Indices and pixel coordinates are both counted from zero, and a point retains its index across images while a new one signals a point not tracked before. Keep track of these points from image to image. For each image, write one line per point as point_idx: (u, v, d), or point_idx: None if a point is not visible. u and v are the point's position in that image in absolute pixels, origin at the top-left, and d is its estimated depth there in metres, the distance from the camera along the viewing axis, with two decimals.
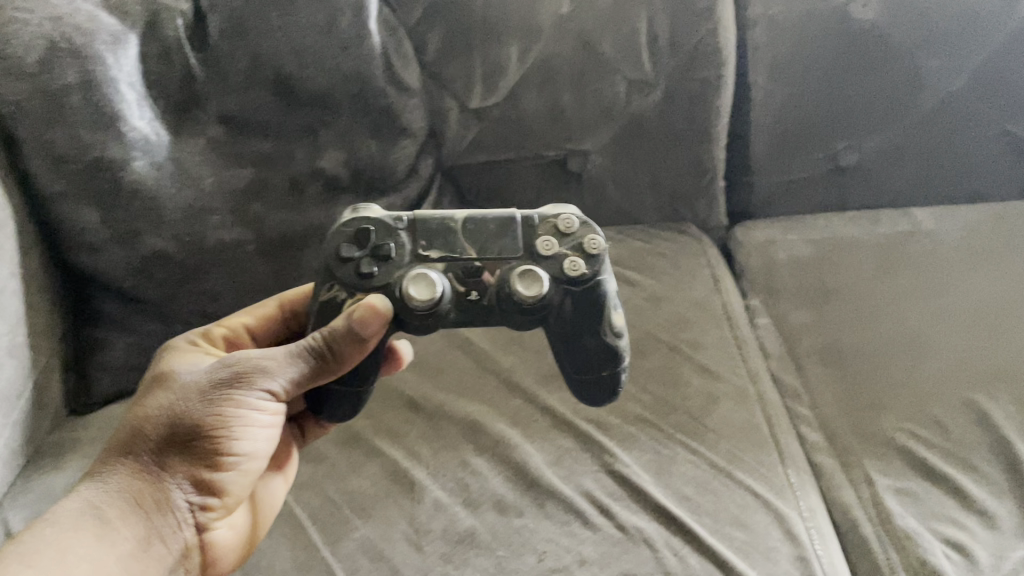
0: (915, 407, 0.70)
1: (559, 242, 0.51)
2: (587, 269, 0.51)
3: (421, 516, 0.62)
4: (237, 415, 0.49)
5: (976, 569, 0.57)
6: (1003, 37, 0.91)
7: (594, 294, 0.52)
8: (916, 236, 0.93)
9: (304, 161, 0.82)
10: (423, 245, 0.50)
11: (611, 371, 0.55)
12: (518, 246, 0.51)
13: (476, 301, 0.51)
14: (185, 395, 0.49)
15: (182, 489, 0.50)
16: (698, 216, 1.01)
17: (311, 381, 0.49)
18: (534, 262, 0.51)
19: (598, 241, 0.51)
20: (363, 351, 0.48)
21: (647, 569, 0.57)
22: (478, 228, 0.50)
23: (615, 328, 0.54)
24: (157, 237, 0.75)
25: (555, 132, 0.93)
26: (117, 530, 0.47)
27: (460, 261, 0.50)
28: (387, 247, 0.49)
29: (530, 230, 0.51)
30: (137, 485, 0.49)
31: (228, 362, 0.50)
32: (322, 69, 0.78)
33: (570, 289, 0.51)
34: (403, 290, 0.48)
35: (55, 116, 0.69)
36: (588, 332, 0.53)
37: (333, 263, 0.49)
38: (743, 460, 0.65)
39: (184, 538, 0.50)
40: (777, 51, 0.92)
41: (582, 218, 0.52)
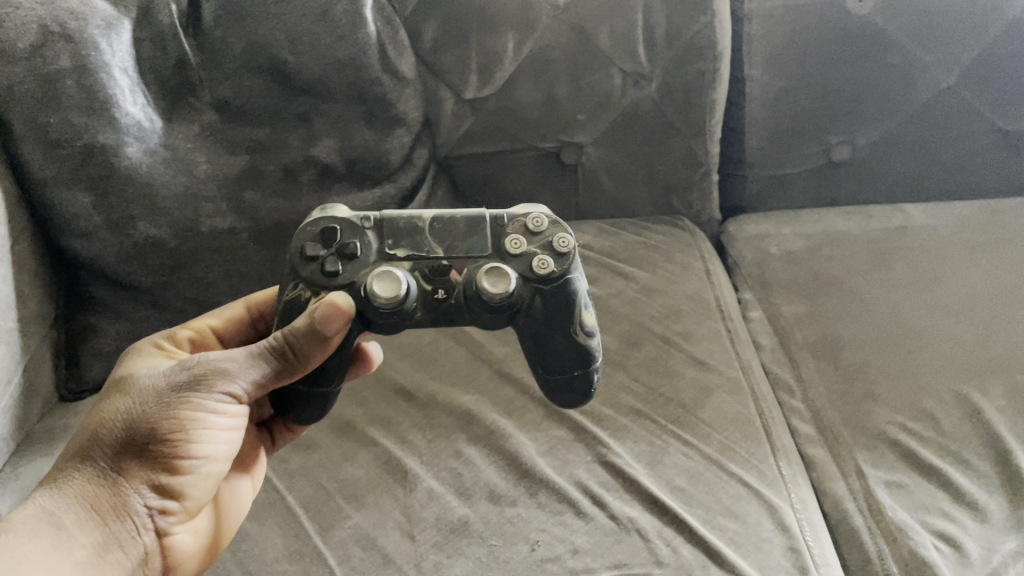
0: (907, 400, 0.70)
1: (529, 241, 0.49)
2: (556, 268, 0.49)
3: (414, 505, 0.62)
4: (197, 417, 0.47)
5: (966, 561, 0.57)
6: (998, 33, 0.91)
7: (564, 293, 0.50)
8: (909, 231, 0.93)
9: (298, 149, 0.81)
10: (389, 244, 0.48)
11: (583, 372, 0.53)
12: (487, 245, 0.49)
13: (442, 301, 0.49)
14: (142, 397, 0.47)
15: (141, 495, 0.46)
16: (691, 209, 1.00)
17: (274, 381, 0.48)
18: (503, 261, 0.49)
19: (568, 240, 0.49)
20: (326, 348, 0.47)
21: (639, 559, 0.57)
22: (446, 226, 0.49)
23: (585, 327, 0.52)
24: (151, 224, 0.75)
25: (551, 124, 0.93)
26: (73, 537, 0.44)
27: (428, 259, 0.49)
28: (353, 245, 0.48)
29: (500, 230, 0.49)
30: (92, 492, 0.45)
31: (186, 364, 0.47)
32: (317, 56, 0.79)
33: (539, 288, 0.50)
34: (368, 288, 0.47)
35: (47, 100, 0.69)
36: (557, 331, 0.51)
37: (297, 262, 0.48)
38: (735, 451, 0.66)
39: (141, 550, 0.47)
40: (770, 45, 0.92)
41: (553, 217, 0.50)
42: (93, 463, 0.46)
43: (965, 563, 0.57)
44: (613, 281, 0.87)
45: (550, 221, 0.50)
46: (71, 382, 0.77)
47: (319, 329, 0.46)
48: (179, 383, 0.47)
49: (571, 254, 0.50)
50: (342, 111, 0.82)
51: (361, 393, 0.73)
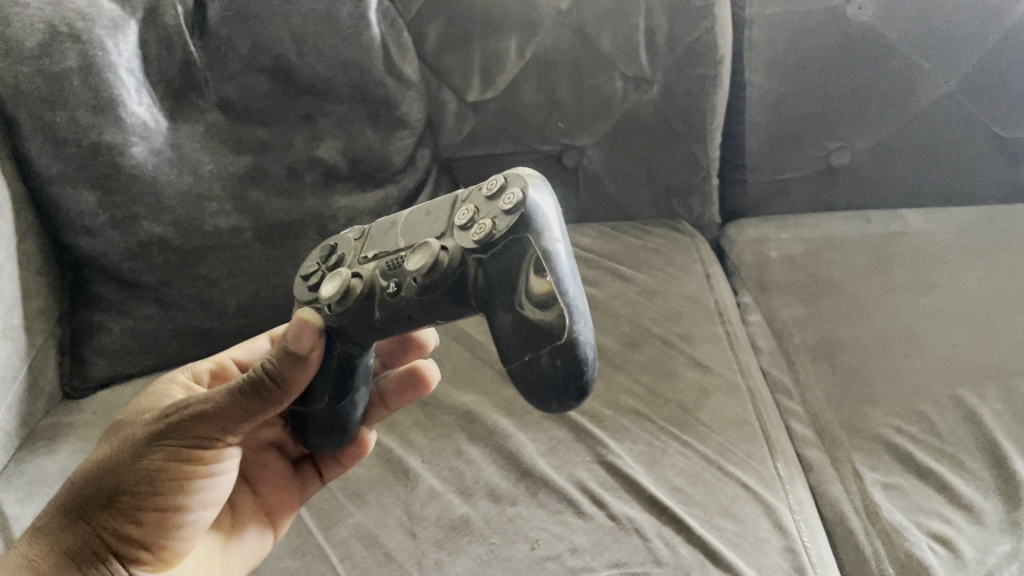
0: (904, 403, 0.71)
1: (483, 208, 0.43)
2: (495, 227, 0.41)
3: (415, 503, 0.62)
4: (174, 460, 0.47)
5: (962, 563, 0.57)
6: (997, 39, 0.92)
7: (510, 255, 0.41)
8: (907, 237, 0.94)
9: (302, 150, 0.82)
10: (365, 250, 0.47)
11: (541, 354, 0.41)
12: (445, 224, 0.44)
13: (394, 295, 0.45)
14: (121, 445, 0.48)
15: (113, 541, 0.46)
16: (691, 213, 1.01)
17: (251, 416, 0.48)
18: (454, 237, 0.43)
19: (514, 195, 0.41)
20: (303, 372, 0.48)
21: (638, 558, 0.58)
22: (416, 220, 0.46)
23: (537, 295, 0.41)
24: (155, 223, 0.75)
25: (552, 127, 0.93)
26: None
27: (389, 255, 0.46)
28: (335, 257, 0.49)
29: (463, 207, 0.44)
30: (67, 538, 0.46)
31: (165, 411, 0.48)
32: (321, 58, 0.79)
33: (481, 255, 0.42)
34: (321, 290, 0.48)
35: (54, 99, 0.69)
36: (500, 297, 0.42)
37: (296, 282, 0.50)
38: (733, 452, 0.66)
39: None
40: (771, 51, 0.93)
41: (517, 178, 0.43)
42: (70, 510, 0.47)
43: (960, 565, 0.57)
44: (613, 283, 0.88)
45: (512, 183, 0.43)
46: (75, 379, 0.78)
47: (290, 357, 0.47)
48: (159, 428, 0.47)
49: (518, 211, 0.41)
50: (346, 111, 0.82)
51: None
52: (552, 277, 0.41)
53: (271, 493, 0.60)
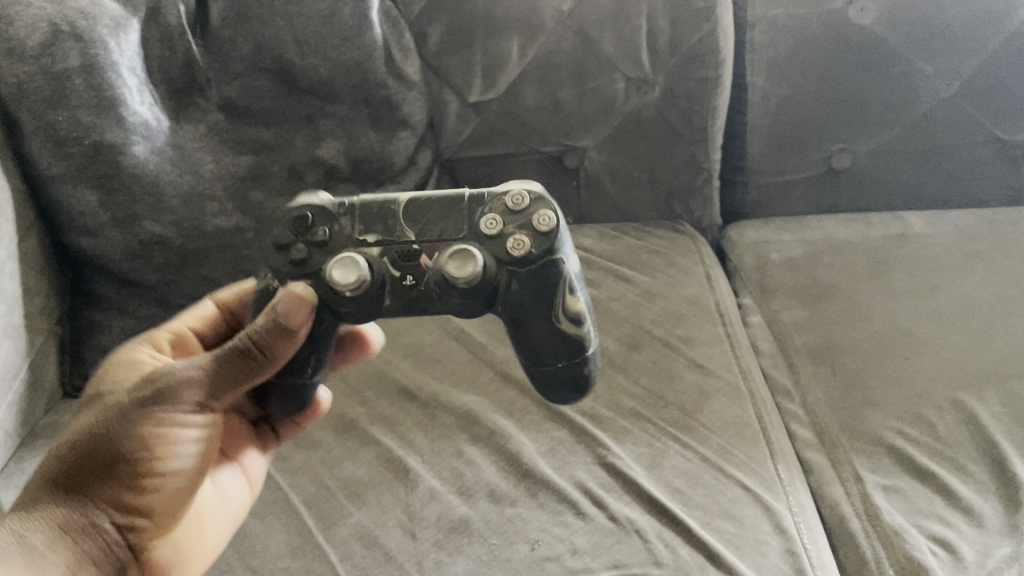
0: (905, 406, 0.71)
1: (507, 220, 0.46)
2: (534, 247, 0.46)
3: (415, 504, 0.62)
4: (161, 429, 0.46)
5: (962, 566, 0.57)
6: (999, 43, 0.92)
7: (547, 275, 0.47)
8: (908, 239, 0.94)
9: (303, 151, 0.82)
10: (360, 230, 0.47)
11: (566, 362, 0.49)
12: (462, 227, 0.47)
13: (411, 287, 0.47)
14: (106, 414, 0.47)
15: (108, 512, 0.46)
16: (692, 215, 1.01)
17: (241, 383, 0.47)
18: (479, 243, 0.46)
19: (550, 217, 0.46)
20: (293, 343, 0.47)
21: (638, 559, 0.58)
22: (421, 209, 0.47)
23: (571, 313, 0.48)
24: (157, 223, 0.75)
25: (554, 128, 0.93)
26: (43, 557, 0.44)
27: (398, 243, 0.47)
28: (322, 232, 0.47)
29: (479, 209, 0.47)
30: (62, 513, 0.45)
31: (149, 378, 0.47)
32: (323, 58, 0.79)
33: (517, 270, 0.47)
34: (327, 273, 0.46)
35: (57, 98, 0.69)
36: (538, 315, 0.48)
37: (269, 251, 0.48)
38: (734, 455, 0.66)
39: (120, 563, 0.47)
40: (773, 53, 0.93)
41: (538, 192, 0.47)
42: (62, 483, 0.46)
43: (960, 567, 0.57)
44: (614, 285, 0.88)
45: (535, 196, 0.47)
46: (75, 377, 0.77)
47: (280, 331, 0.46)
48: (141, 397, 0.46)
49: (553, 232, 0.46)
50: (348, 112, 0.83)
51: (364, 393, 0.74)
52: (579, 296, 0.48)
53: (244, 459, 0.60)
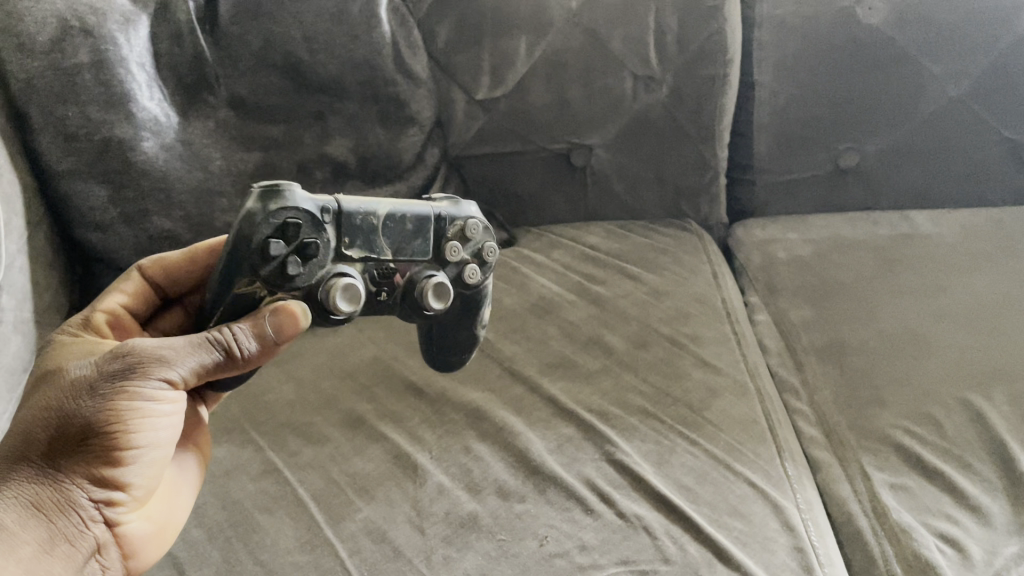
0: (912, 405, 0.71)
1: (463, 247, 0.50)
2: (482, 276, 0.52)
3: (423, 499, 0.62)
4: (134, 407, 0.43)
5: (970, 564, 0.57)
6: (1008, 43, 0.92)
7: (480, 295, 0.54)
8: (916, 239, 0.94)
9: (312, 147, 0.82)
10: (345, 243, 0.46)
11: (471, 352, 0.60)
12: (427, 247, 0.49)
13: (382, 301, 0.49)
14: (75, 391, 0.43)
15: (83, 488, 0.43)
16: (699, 214, 1.01)
17: (217, 370, 0.45)
18: (440, 267, 0.50)
19: (495, 249, 0.52)
20: (273, 354, 0.46)
21: (647, 555, 0.57)
22: (398, 225, 0.47)
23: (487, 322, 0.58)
24: (166, 219, 0.75)
25: (562, 125, 0.94)
26: (15, 535, 0.40)
27: (377, 261, 0.47)
28: (314, 245, 0.44)
29: (441, 232, 0.49)
30: (33, 489, 0.41)
31: (119, 353, 0.44)
32: (332, 54, 0.80)
33: (463, 292, 0.53)
34: (327, 298, 0.45)
35: (67, 93, 0.70)
36: (463, 320, 0.56)
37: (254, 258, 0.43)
38: (742, 452, 0.66)
39: (89, 542, 0.44)
40: (782, 52, 0.94)
41: (485, 221, 0.51)
42: (30, 461, 0.42)
43: (968, 565, 0.57)
44: (621, 283, 0.88)
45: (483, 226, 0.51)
46: None
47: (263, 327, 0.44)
48: (115, 374, 0.43)
49: (493, 262, 0.52)
50: (357, 109, 0.83)
51: (372, 390, 0.74)
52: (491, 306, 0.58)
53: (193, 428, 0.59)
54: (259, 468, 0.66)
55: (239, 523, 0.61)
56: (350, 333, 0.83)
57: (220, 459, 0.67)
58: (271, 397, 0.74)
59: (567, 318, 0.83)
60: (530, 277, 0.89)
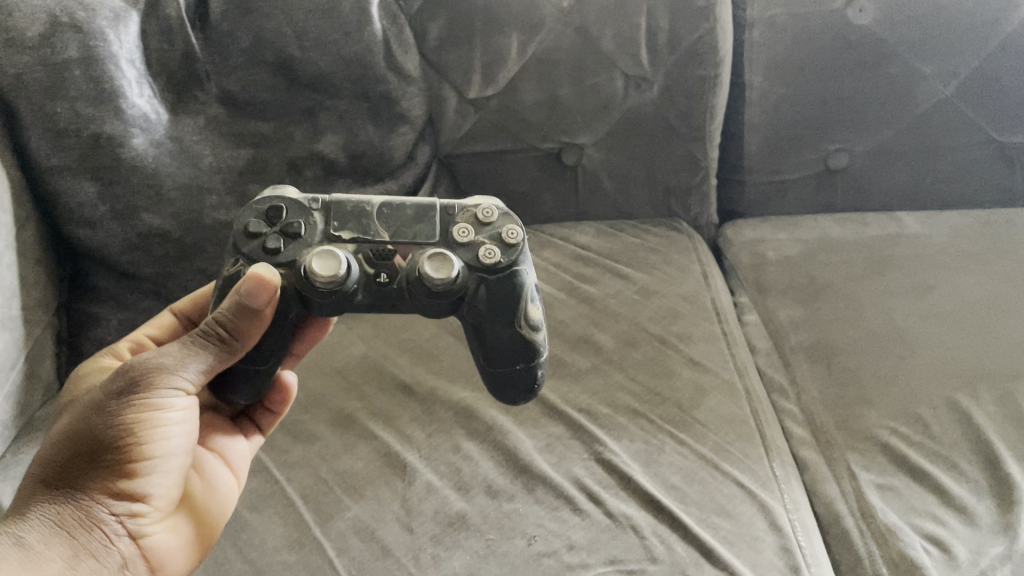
0: (900, 406, 0.71)
1: (477, 231, 0.49)
2: (503, 257, 0.48)
3: (412, 498, 0.62)
4: (143, 419, 0.44)
5: (954, 564, 0.58)
6: (996, 44, 0.93)
7: (510, 283, 0.49)
8: (904, 239, 0.94)
9: (302, 144, 0.82)
10: (334, 227, 0.48)
11: (526, 366, 0.52)
12: (433, 233, 0.48)
13: (384, 284, 0.48)
14: (85, 414, 0.44)
15: (103, 503, 0.44)
16: (689, 213, 1.01)
17: (213, 365, 0.47)
18: (450, 249, 0.48)
19: (517, 231, 0.49)
20: (260, 322, 0.46)
21: (634, 555, 0.58)
22: (393, 212, 0.49)
23: (531, 320, 0.51)
24: (156, 215, 0.75)
25: (552, 124, 0.94)
26: (41, 554, 0.41)
27: (372, 243, 0.48)
28: (297, 226, 0.48)
29: (448, 217, 0.49)
30: (54, 510, 0.43)
31: (120, 373, 0.45)
32: (323, 52, 0.79)
33: (484, 276, 0.48)
34: (306, 265, 0.46)
35: (57, 88, 0.69)
36: (499, 322, 0.50)
37: (240, 239, 0.48)
38: (729, 452, 0.67)
39: (117, 555, 0.44)
40: (773, 52, 0.94)
41: (503, 209, 0.50)
42: (49, 486, 0.43)
43: (953, 565, 0.57)
44: (611, 282, 0.88)
45: (501, 213, 0.50)
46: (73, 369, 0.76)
47: (244, 305, 0.45)
48: (118, 389, 0.44)
49: (519, 246, 0.49)
50: (348, 107, 0.83)
51: (362, 387, 0.74)
52: (538, 307, 0.51)
53: (226, 446, 0.59)
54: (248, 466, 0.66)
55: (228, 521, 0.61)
56: (340, 331, 0.83)
57: None
58: None
59: (556, 317, 0.83)
60: None
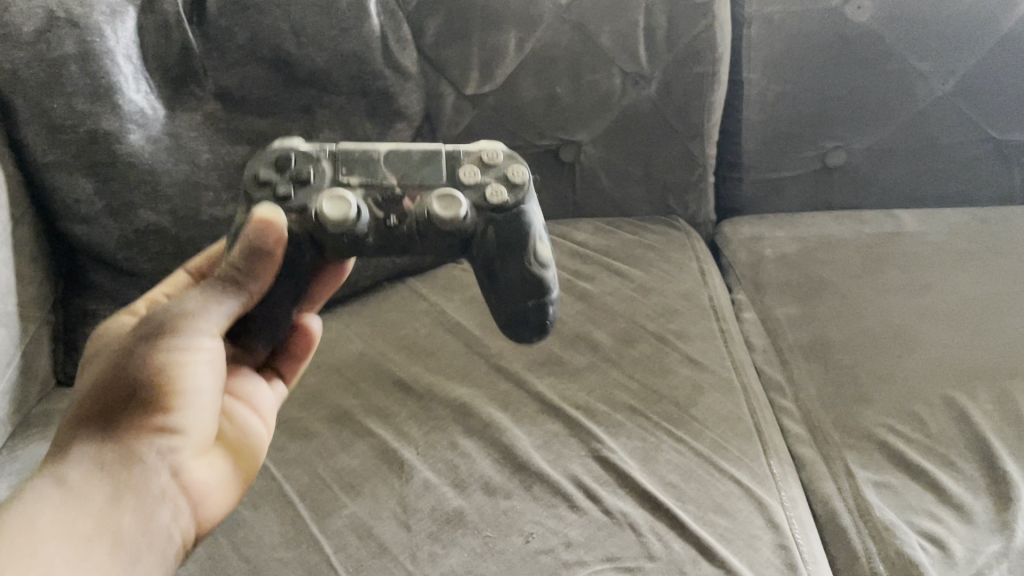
0: (897, 403, 0.72)
1: (483, 172, 0.49)
2: (509, 198, 0.49)
3: (409, 495, 0.62)
4: (173, 358, 0.44)
5: (951, 562, 0.58)
6: (995, 42, 0.92)
7: (518, 225, 0.50)
8: (901, 237, 0.94)
9: (300, 141, 0.81)
10: (343, 173, 0.48)
11: (538, 304, 0.53)
12: (441, 176, 0.48)
13: (394, 226, 0.48)
14: (115, 358, 0.44)
15: (143, 440, 0.43)
16: (686, 211, 1.01)
17: (235, 309, 0.47)
18: (457, 189, 0.48)
19: (521, 171, 0.49)
20: (273, 262, 0.46)
21: (632, 553, 0.58)
22: (401, 158, 0.48)
23: (539, 258, 0.52)
24: (152, 211, 0.75)
25: (550, 120, 0.94)
26: (84, 492, 0.40)
27: (380, 188, 0.48)
28: (307, 172, 0.47)
29: (454, 162, 0.49)
30: (93, 451, 0.42)
31: (144, 321, 0.45)
32: (320, 48, 0.80)
33: (492, 216, 0.49)
34: (318, 209, 0.46)
35: (53, 84, 0.69)
36: (509, 259, 0.51)
37: (250, 186, 0.47)
38: (727, 450, 0.67)
39: (163, 492, 0.43)
40: (771, 49, 0.93)
41: (507, 151, 0.50)
42: (85, 430, 0.43)
43: (950, 563, 0.58)
44: (609, 279, 0.88)
45: (505, 155, 0.50)
46: (69, 366, 0.76)
47: (257, 249, 0.46)
48: (144, 333, 0.44)
49: (524, 185, 0.49)
50: (345, 103, 0.83)
51: (360, 385, 0.74)
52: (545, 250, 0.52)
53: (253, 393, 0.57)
54: None
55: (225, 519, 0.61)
56: (337, 328, 0.82)
57: None
58: None
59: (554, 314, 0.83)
60: None
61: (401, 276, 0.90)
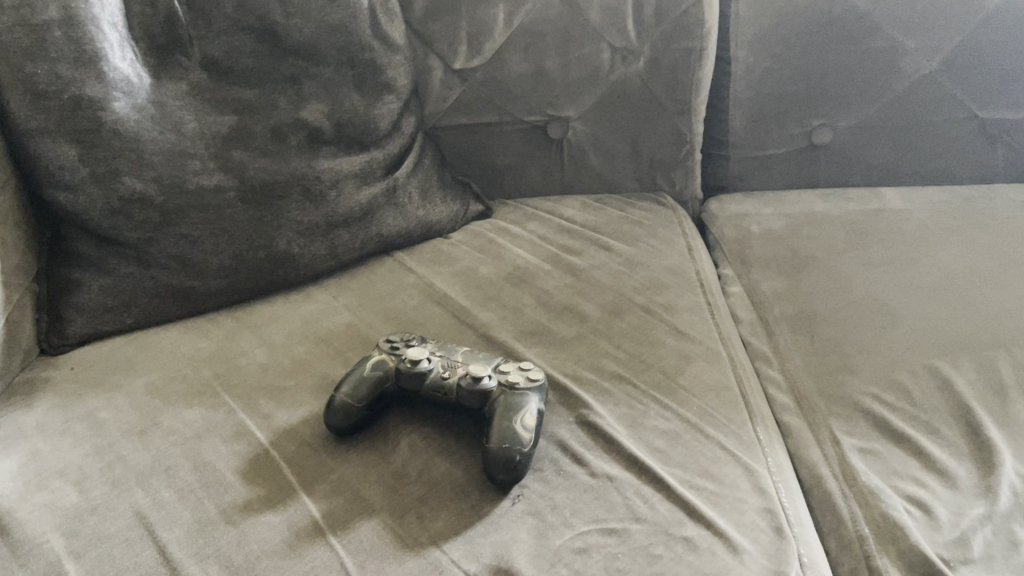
0: (881, 372, 0.72)
1: (517, 389, 0.63)
2: (531, 412, 0.61)
3: (397, 461, 0.62)
4: None
5: (936, 524, 0.57)
6: (979, 20, 0.93)
7: (519, 440, 0.59)
8: (885, 214, 0.96)
9: (287, 112, 0.81)
10: (431, 358, 0.67)
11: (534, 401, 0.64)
12: (486, 368, 0.65)
13: (441, 386, 0.65)
14: None
15: None
16: (674, 187, 1.02)
17: None
18: (496, 385, 0.64)
19: (538, 405, 0.63)
20: None
21: (618, 514, 0.57)
22: (464, 366, 0.66)
23: (525, 458, 0.59)
24: (137, 179, 0.73)
25: (538, 97, 0.95)
26: None
27: (441, 372, 0.66)
28: (411, 351, 0.67)
29: (501, 386, 0.63)
30: None
31: None
32: (307, 18, 0.80)
33: (515, 417, 0.60)
34: (408, 349, 0.67)
35: (35, 49, 0.68)
36: (508, 439, 0.58)
37: (386, 345, 0.69)
38: (714, 417, 0.67)
39: None
40: (758, 25, 0.95)
41: (538, 409, 0.62)
42: None
43: (935, 526, 0.57)
44: (596, 254, 0.89)
45: (535, 394, 0.64)
46: (53, 335, 0.74)
47: None
48: None
49: (539, 422, 0.62)
50: (333, 75, 0.83)
51: (347, 354, 0.74)
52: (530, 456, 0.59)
53: None
54: (231, 430, 0.65)
55: (211, 484, 0.60)
56: (324, 300, 0.82)
57: (193, 422, 0.66)
58: (244, 361, 0.73)
59: (541, 287, 0.83)
60: (505, 247, 0.90)
61: (389, 249, 0.90)
